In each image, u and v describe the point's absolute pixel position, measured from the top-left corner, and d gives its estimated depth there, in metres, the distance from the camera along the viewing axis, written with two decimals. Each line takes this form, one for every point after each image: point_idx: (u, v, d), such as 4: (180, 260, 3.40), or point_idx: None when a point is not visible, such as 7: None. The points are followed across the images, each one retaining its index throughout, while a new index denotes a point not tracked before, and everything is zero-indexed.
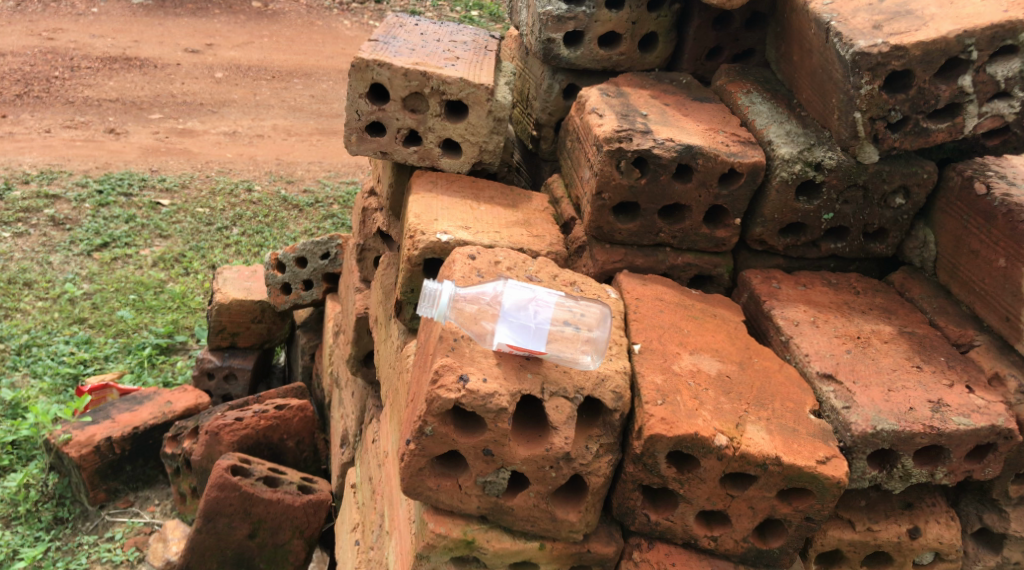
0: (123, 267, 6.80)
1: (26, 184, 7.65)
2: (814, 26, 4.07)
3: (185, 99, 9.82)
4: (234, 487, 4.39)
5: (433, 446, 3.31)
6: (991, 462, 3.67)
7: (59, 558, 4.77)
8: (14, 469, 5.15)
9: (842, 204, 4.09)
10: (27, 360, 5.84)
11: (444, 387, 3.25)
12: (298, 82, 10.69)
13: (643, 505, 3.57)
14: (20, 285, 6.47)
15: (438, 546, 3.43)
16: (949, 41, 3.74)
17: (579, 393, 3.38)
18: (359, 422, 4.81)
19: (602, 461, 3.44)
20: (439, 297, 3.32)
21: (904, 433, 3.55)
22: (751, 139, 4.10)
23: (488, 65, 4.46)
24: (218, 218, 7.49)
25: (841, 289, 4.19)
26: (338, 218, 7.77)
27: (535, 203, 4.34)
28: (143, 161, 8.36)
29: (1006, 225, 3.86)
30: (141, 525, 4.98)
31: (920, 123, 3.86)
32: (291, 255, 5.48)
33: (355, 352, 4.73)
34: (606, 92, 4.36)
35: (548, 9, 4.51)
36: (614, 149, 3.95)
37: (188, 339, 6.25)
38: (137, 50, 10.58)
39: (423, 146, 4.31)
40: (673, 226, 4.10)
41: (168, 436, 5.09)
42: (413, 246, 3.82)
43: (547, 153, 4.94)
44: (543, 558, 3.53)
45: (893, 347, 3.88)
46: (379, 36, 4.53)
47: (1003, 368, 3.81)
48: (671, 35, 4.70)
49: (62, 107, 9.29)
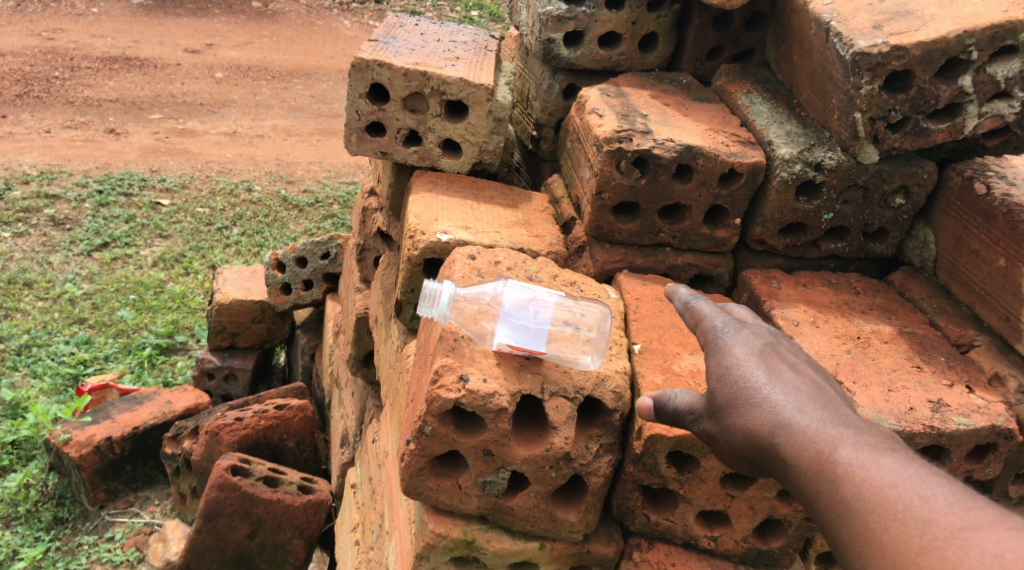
0: (123, 267, 6.80)
1: (26, 184, 7.66)
2: (813, 26, 4.07)
3: (185, 99, 9.82)
4: (234, 487, 4.38)
5: (432, 446, 3.31)
6: (991, 462, 3.67)
7: (59, 558, 4.77)
8: (14, 469, 5.15)
9: (842, 204, 4.09)
10: (27, 360, 5.84)
11: (444, 387, 3.25)
12: (298, 82, 10.69)
13: (643, 505, 3.57)
14: (20, 285, 6.47)
15: (438, 546, 3.43)
16: (948, 41, 3.75)
17: (579, 393, 3.38)
18: (359, 421, 4.80)
19: (602, 461, 3.44)
20: (439, 297, 3.31)
21: (904, 433, 3.54)
22: (751, 139, 4.10)
23: (488, 65, 4.46)
24: (218, 218, 7.49)
25: (841, 288, 4.19)
26: (338, 218, 7.77)
27: (535, 203, 4.35)
28: (143, 162, 8.36)
29: (1007, 225, 3.86)
30: (141, 525, 4.99)
31: (920, 123, 3.87)
32: (291, 255, 5.47)
33: (355, 352, 4.73)
34: (606, 91, 4.36)
35: (548, 9, 4.51)
36: (614, 149, 3.95)
37: (188, 339, 6.25)
38: (137, 50, 10.58)
39: (423, 146, 4.31)
40: (673, 226, 4.10)
41: (168, 436, 5.08)
42: (413, 246, 3.82)
43: (547, 153, 4.95)
44: (543, 559, 3.53)
45: (893, 347, 3.87)
46: (378, 36, 4.53)
47: (1004, 368, 3.81)
48: (671, 36, 4.71)
49: (62, 107, 9.29)
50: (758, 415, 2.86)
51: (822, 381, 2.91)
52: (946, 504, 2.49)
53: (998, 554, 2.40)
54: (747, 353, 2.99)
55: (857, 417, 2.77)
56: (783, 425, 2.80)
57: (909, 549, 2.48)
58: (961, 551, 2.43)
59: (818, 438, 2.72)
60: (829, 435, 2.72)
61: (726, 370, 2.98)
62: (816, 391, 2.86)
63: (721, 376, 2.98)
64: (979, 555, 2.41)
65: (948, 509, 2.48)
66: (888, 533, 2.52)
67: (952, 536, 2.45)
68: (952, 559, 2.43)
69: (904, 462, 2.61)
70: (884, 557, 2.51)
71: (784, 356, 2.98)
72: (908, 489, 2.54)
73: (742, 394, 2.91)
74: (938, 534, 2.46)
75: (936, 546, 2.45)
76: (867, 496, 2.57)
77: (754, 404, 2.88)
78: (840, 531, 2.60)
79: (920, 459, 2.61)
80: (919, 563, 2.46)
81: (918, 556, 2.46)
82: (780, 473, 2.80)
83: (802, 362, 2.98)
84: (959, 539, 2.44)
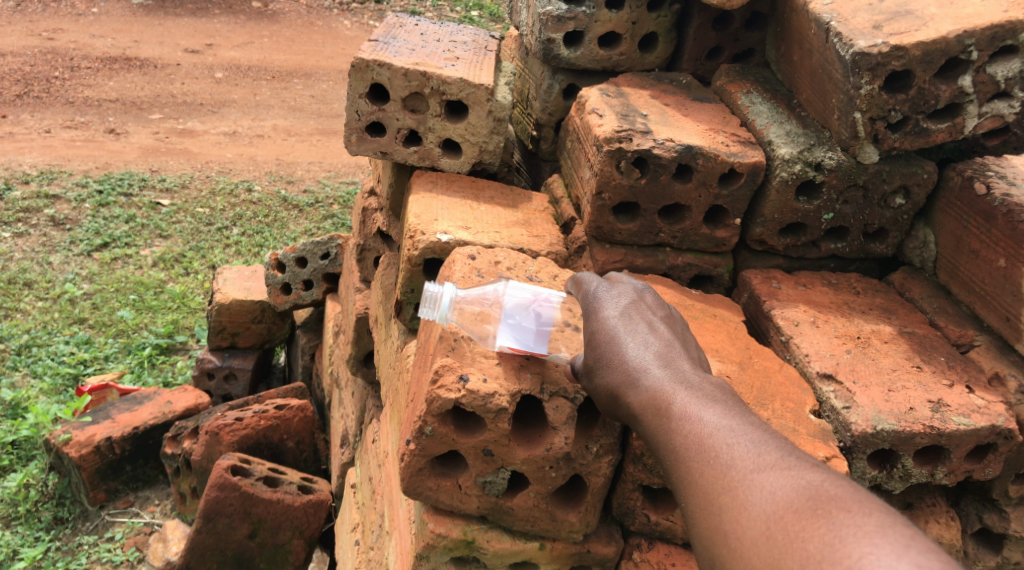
0: (123, 267, 6.80)
1: (26, 183, 7.66)
2: (814, 26, 4.07)
3: (185, 99, 9.82)
4: (234, 487, 4.38)
5: (432, 446, 3.31)
6: (991, 462, 3.67)
7: (59, 558, 4.77)
8: (14, 469, 5.15)
9: (842, 204, 4.09)
10: (27, 360, 5.84)
11: (444, 387, 3.25)
12: (298, 82, 10.69)
13: (643, 506, 3.58)
14: (20, 285, 6.47)
15: (438, 546, 3.43)
16: (948, 41, 3.75)
17: (580, 393, 3.35)
18: (359, 421, 4.80)
19: (602, 461, 3.43)
20: (438, 300, 3.35)
21: (904, 433, 3.54)
22: (751, 139, 4.10)
23: (488, 65, 4.46)
24: (218, 218, 7.49)
25: (841, 288, 4.19)
26: (338, 218, 7.77)
27: (535, 203, 4.35)
28: (143, 162, 8.36)
29: (1006, 225, 3.86)
30: (141, 525, 4.99)
31: (920, 123, 3.87)
32: (291, 255, 5.47)
33: (355, 352, 4.73)
34: (606, 91, 4.36)
35: (548, 9, 4.51)
36: (614, 149, 3.95)
37: (188, 339, 6.25)
38: (137, 50, 10.58)
39: (423, 146, 4.31)
40: (674, 226, 4.10)
41: (168, 436, 5.08)
42: (413, 246, 3.82)
43: (547, 153, 4.95)
44: (543, 559, 3.53)
45: (893, 347, 3.87)
46: (378, 35, 4.53)
47: (1003, 368, 3.81)
48: (671, 36, 4.71)
49: (62, 107, 9.30)
50: (611, 368, 2.98)
51: (676, 338, 3.03)
52: (745, 451, 2.64)
53: (777, 494, 2.55)
54: (611, 309, 3.11)
55: (694, 371, 2.91)
56: (630, 376, 2.93)
57: (712, 490, 2.62)
58: (750, 492, 2.57)
59: (657, 390, 2.86)
60: (666, 387, 2.86)
61: (591, 324, 3.10)
62: (665, 347, 2.97)
63: (587, 330, 3.10)
64: (763, 496, 2.56)
65: (748, 454, 2.64)
66: (700, 474, 2.66)
67: (744, 478, 2.60)
68: (742, 498, 2.58)
69: (723, 412, 2.76)
70: (692, 496, 2.66)
71: (646, 314, 3.09)
72: (720, 436, 2.69)
73: (600, 347, 3.03)
74: (735, 476, 2.61)
75: (732, 486, 2.60)
76: (689, 444, 2.72)
77: (609, 357, 3.00)
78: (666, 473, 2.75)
79: (738, 411, 2.75)
80: (718, 501, 2.60)
81: (719, 495, 2.61)
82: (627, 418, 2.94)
83: (662, 319, 3.10)
84: (750, 481, 2.59)
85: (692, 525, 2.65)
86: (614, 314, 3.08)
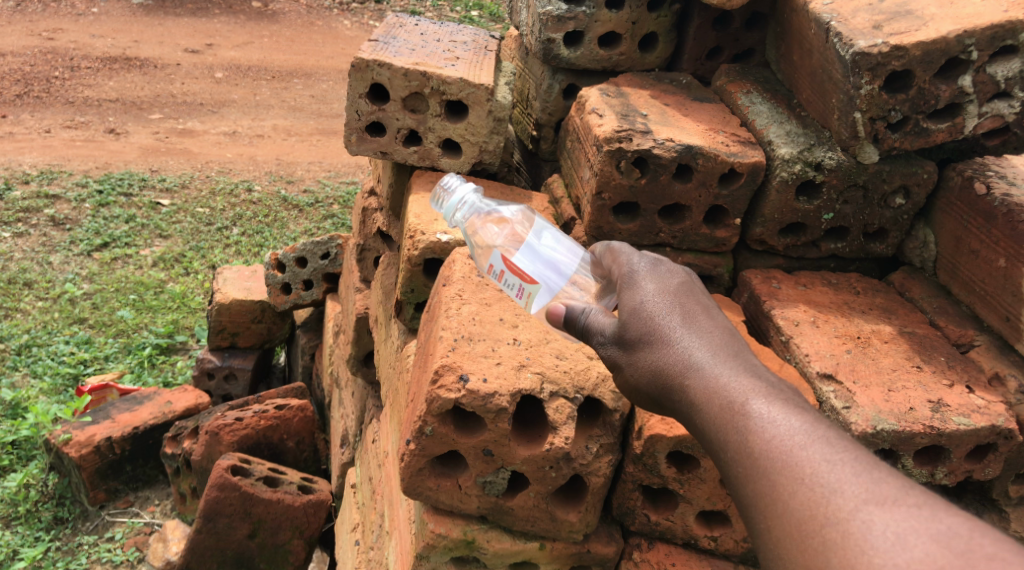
0: (123, 267, 6.80)
1: (26, 183, 7.66)
2: (814, 26, 4.07)
3: (185, 99, 9.82)
4: (234, 487, 4.38)
5: (432, 446, 3.31)
6: (991, 462, 3.67)
7: (59, 558, 4.78)
8: (14, 469, 5.15)
9: (842, 204, 4.09)
10: (27, 360, 5.84)
11: (444, 386, 3.26)
12: (298, 82, 10.68)
13: (643, 506, 3.58)
14: (20, 285, 6.47)
15: (438, 546, 3.43)
16: (948, 41, 3.75)
17: (579, 393, 3.38)
18: (359, 421, 4.80)
19: (602, 461, 3.41)
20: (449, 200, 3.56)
21: (904, 433, 3.54)
22: (751, 139, 4.10)
23: (488, 65, 4.46)
24: (218, 218, 7.49)
25: (841, 288, 4.19)
26: (338, 218, 7.77)
27: (535, 203, 4.35)
28: (143, 162, 8.36)
29: (1006, 225, 3.85)
30: (141, 525, 4.99)
31: (920, 123, 3.87)
32: (291, 255, 5.47)
33: (355, 352, 4.73)
34: (606, 91, 4.36)
35: (548, 9, 4.51)
36: (614, 149, 3.95)
37: (188, 339, 6.25)
38: (137, 50, 10.58)
39: (423, 146, 4.32)
40: (673, 226, 4.10)
41: (168, 436, 5.08)
42: (413, 246, 3.82)
43: (547, 153, 4.95)
44: (543, 559, 3.53)
45: (893, 347, 3.87)
46: (377, 35, 4.53)
47: (1003, 368, 3.81)
48: (671, 35, 4.71)
49: (62, 106, 9.29)
50: (670, 363, 2.80)
51: (737, 333, 2.86)
52: (851, 479, 2.43)
53: (903, 536, 2.33)
54: (658, 294, 2.93)
55: (767, 373, 2.72)
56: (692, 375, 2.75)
57: (815, 522, 2.42)
58: (863, 530, 2.37)
59: (731, 393, 2.67)
60: (740, 392, 2.66)
61: (640, 308, 2.91)
62: (726, 343, 2.80)
63: (637, 316, 2.90)
64: (882, 536, 2.35)
65: (855, 481, 2.43)
66: (796, 499, 2.46)
67: (854, 512, 2.39)
68: (856, 535, 2.37)
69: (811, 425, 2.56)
70: (789, 527, 2.45)
71: (700, 305, 2.91)
72: (816, 454, 2.49)
73: (656, 338, 2.85)
74: (844, 507, 2.41)
75: (841, 519, 2.40)
76: (777, 461, 2.52)
77: (666, 352, 2.82)
78: (750, 492, 2.55)
79: (826, 423, 2.56)
80: (823, 535, 2.40)
81: (824, 529, 2.41)
82: (690, 419, 2.75)
83: (717, 311, 2.93)
84: (863, 516, 2.38)
85: (786, 559, 2.45)
86: (665, 302, 2.90)
